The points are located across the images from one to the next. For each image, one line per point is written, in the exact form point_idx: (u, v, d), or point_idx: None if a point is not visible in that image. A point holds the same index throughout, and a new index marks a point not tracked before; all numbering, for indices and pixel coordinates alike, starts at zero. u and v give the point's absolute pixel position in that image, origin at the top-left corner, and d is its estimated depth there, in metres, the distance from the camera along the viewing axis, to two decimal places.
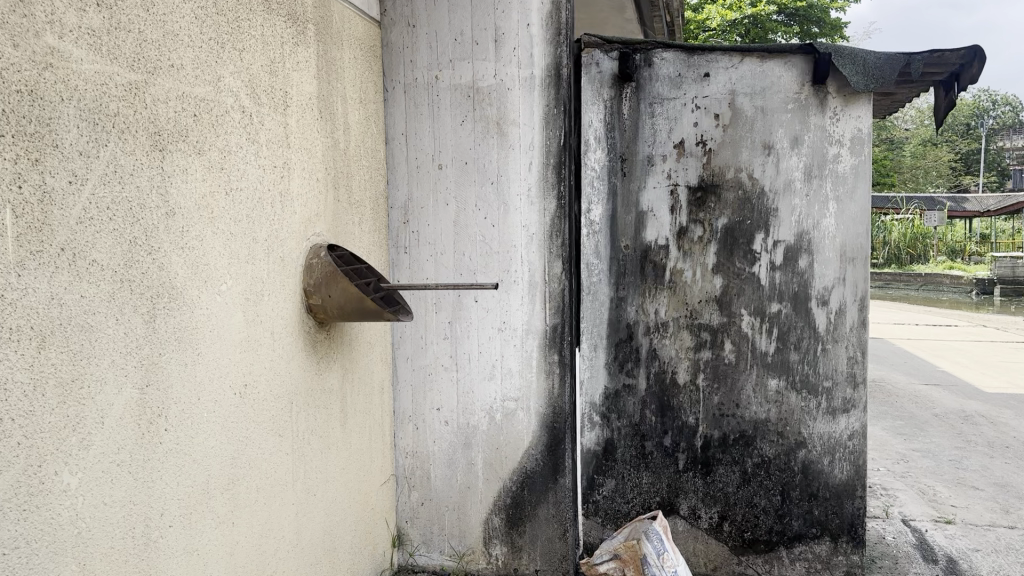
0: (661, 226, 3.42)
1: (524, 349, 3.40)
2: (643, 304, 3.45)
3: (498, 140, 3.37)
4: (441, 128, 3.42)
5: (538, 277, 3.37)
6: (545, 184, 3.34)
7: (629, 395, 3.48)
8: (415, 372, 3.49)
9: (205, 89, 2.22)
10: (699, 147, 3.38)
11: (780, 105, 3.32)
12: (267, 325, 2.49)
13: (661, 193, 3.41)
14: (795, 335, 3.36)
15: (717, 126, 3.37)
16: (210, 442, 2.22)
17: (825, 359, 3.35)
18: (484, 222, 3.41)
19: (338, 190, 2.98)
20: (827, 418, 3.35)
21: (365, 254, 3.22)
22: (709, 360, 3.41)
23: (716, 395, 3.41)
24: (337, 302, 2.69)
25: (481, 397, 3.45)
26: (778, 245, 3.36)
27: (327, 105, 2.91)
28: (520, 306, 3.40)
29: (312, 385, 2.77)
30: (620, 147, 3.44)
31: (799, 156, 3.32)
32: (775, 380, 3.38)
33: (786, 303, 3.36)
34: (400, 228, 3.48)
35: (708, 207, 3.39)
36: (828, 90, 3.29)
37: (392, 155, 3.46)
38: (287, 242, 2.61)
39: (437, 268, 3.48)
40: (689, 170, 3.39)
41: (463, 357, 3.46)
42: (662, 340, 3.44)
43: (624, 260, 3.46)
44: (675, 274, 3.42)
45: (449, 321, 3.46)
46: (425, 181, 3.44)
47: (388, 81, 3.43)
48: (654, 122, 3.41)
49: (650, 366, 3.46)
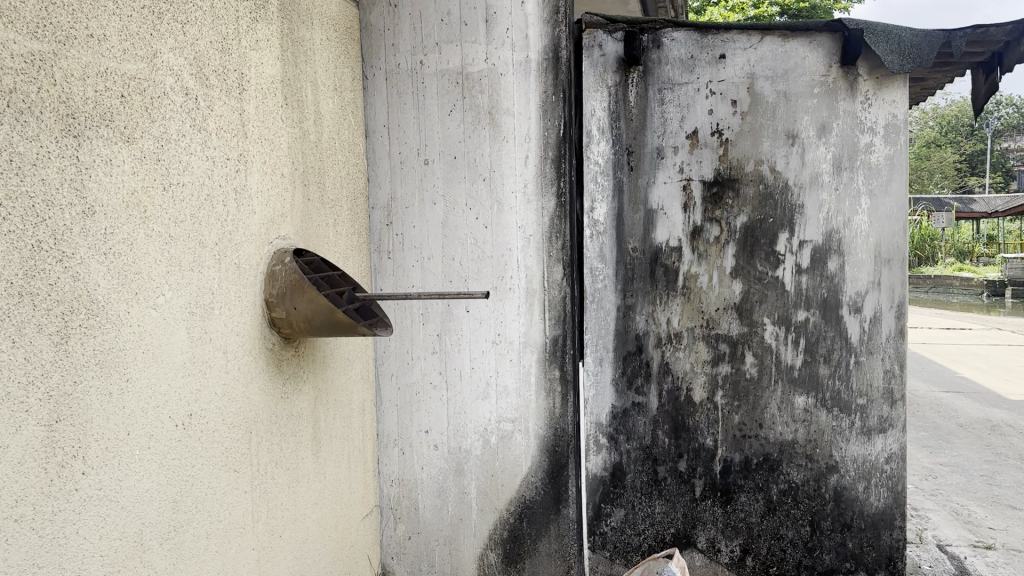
0: (673, 226, 3.07)
1: (521, 364, 3.05)
2: (653, 313, 3.09)
3: (490, 131, 3.02)
4: (426, 119, 3.08)
5: (536, 283, 3.03)
6: (543, 179, 3.00)
7: (640, 414, 3.13)
8: (400, 391, 3.13)
9: (137, 65, 1.87)
10: (715, 137, 3.03)
11: (805, 89, 2.97)
12: (218, 343, 2.15)
13: (673, 189, 3.06)
14: (824, 346, 3.00)
15: (734, 114, 3.01)
16: (145, 484, 1.87)
17: (858, 372, 2.99)
18: (476, 223, 3.06)
19: (308, 187, 2.63)
20: (861, 439, 3.00)
21: (342, 261, 2.87)
22: (728, 375, 3.05)
23: (736, 414, 3.05)
24: (304, 315, 2.33)
25: (474, 418, 3.10)
26: (805, 246, 3.00)
27: (294, 92, 2.56)
28: (517, 317, 3.05)
29: (277, 410, 2.42)
30: (626, 139, 3.08)
31: (825, 145, 2.97)
32: (803, 397, 3.02)
33: (815, 311, 3.00)
34: (383, 230, 3.13)
35: (725, 204, 3.03)
36: (858, 71, 2.94)
37: (373, 150, 3.11)
38: (244, 246, 2.26)
39: (424, 275, 3.12)
40: (703, 163, 3.04)
41: (454, 374, 3.10)
42: (675, 352, 3.08)
43: (632, 264, 3.09)
44: (689, 279, 3.06)
45: (437, 334, 3.11)
46: (410, 178, 3.09)
47: (367, 67, 3.08)
48: (663, 111, 3.06)
49: (662, 382, 3.10)
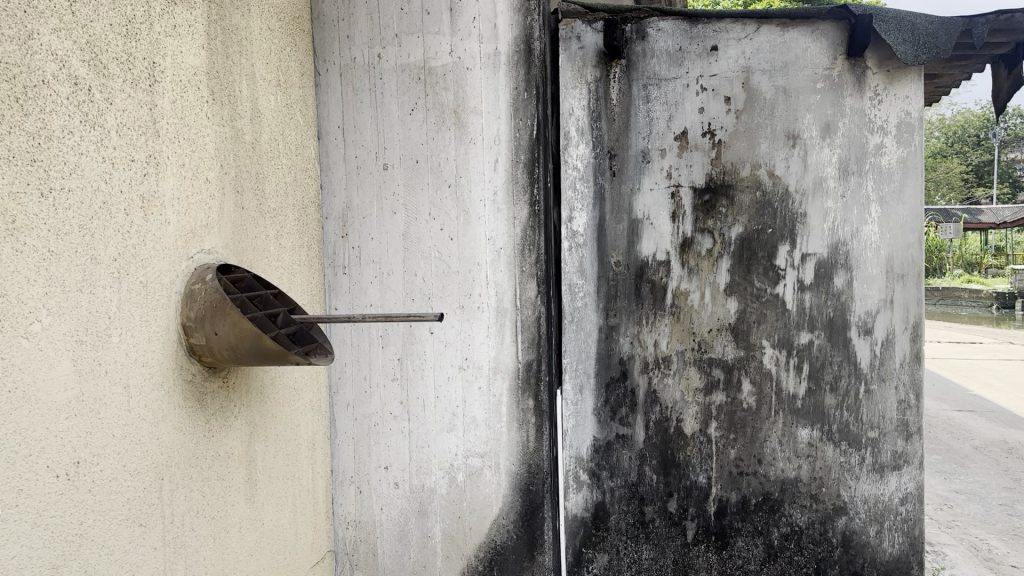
0: (660, 238, 2.72)
1: (490, 393, 2.72)
2: (639, 334, 2.74)
3: (455, 133, 2.71)
4: (385, 120, 2.76)
5: (507, 302, 2.70)
6: (513, 186, 2.69)
7: (624, 448, 2.76)
8: (356, 423, 2.80)
9: (8, 47, 1.51)
10: (707, 138, 2.69)
11: (807, 85, 2.65)
12: (117, 377, 1.83)
13: (660, 196, 2.72)
14: (831, 373, 2.67)
15: (728, 112, 2.68)
16: (11, 551, 1.50)
17: (869, 403, 2.66)
18: (440, 235, 2.74)
19: (242, 194, 2.33)
20: (873, 477, 2.66)
21: (287, 277, 2.56)
22: (723, 406, 2.70)
23: (732, 448, 2.70)
24: (226, 342, 2.02)
25: (438, 453, 2.76)
26: (808, 259, 2.66)
27: (224, 86, 2.26)
28: (485, 339, 2.72)
29: (198, 450, 2.11)
30: (607, 140, 2.73)
31: (830, 147, 2.65)
32: (807, 430, 2.68)
33: (820, 332, 2.67)
34: (338, 243, 2.81)
35: (718, 213, 2.69)
36: (866, 64, 2.62)
37: (327, 154, 2.79)
38: (152, 262, 1.96)
39: (383, 292, 2.80)
40: (694, 167, 2.70)
41: (416, 403, 2.76)
42: (664, 379, 2.73)
43: (615, 281, 2.74)
44: (678, 297, 2.72)
45: (398, 358, 2.77)
46: (367, 184, 2.78)
47: (319, 62, 2.78)
48: (649, 109, 2.71)
49: (649, 412, 2.74)
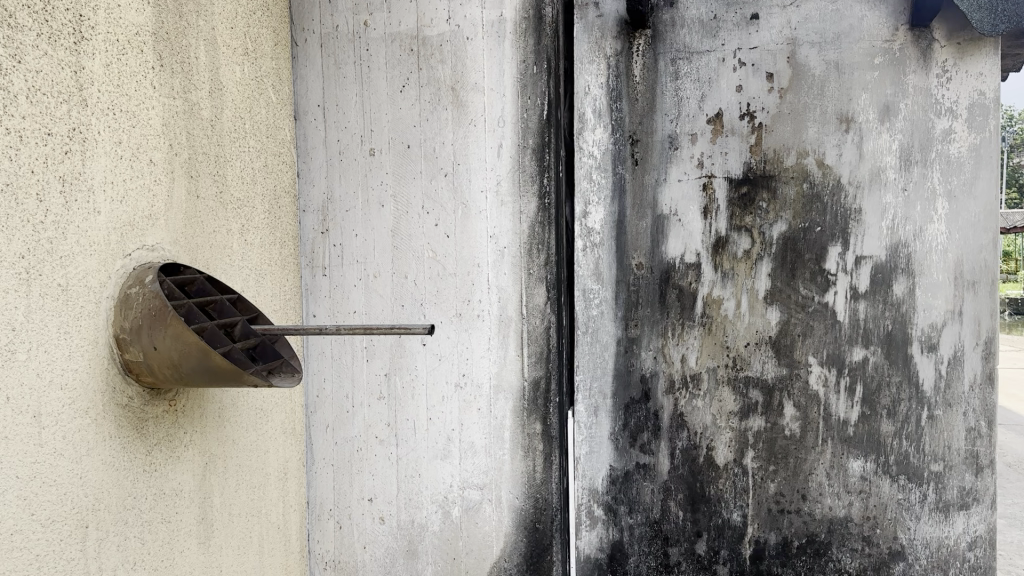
0: (690, 236, 2.34)
1: (492, 415, 2.35)
2: (664, 348, 2.36)
3: (453, 113, 2.33)
4: (371, 98, 2.39)
5: (511, 310, 2.33)
6: (519, 175, 2.31)
7: (646, 480, 2.39)
8: (337, 448, 2.43)
9: None
10: (745, 121, 2.31)
11: (863, 59, 2.26)
12: (27, 403, 1.43)
13: (690, 188, 2.34)
14: (888, 397, 2.29)
15: (770, 91, 2.30)
16: None
17: (932, 431, 2.28)
18: (434, 231, 2.36)
19: (197, 179, 1.96)
20: (937, 518, 2.28)
21: (254, 279, 2.19)
22: (762, 432, 2.32)
23: (772, 482, 2.32)
24: (167, 358, 1.66)
25: (430, 484, 2.38)
26: (863, 263, 2.28)
27: (174, 50, 1.88)
28: (486, 352, 2.34)
29: (135, 489, 1.74)
30: (629, 123, 2.35)
31: (889, 132, 2.27)
32: (860, 462, 2.30)
33: (875, 348, 2.29)
34: (317, 239, 2.44)
35: (758, 208, 2.31)
36: (932, 35, 2.23)
37: (305, 137, 2.42)
38: (74, 259, 1.57)
39: (368, 297, 2.42)
40: (729, 155, 2.32)
41: (405, 425, 2.39)
42: (692, 401, 2.35)
43: (636, 286, 2.36)
44: (710, 305, 2.34)
45: (385, 373, 2.39)
46: (351, 172, 2.41)
47: (297, 31, 2.42)
48: (677, 87, 2.33)
49: (674, 438, 2.37)
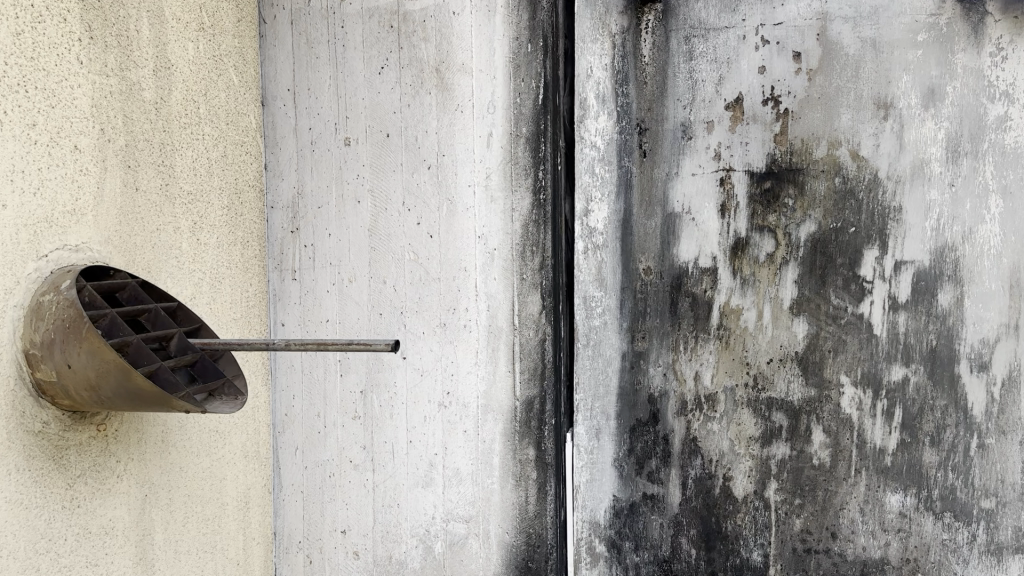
0: (705, 238, 2.06)
1: (479, 439, 2.07)
2: (675, 364, 2.08)
3: (437, 97, 2.05)
4: (346, 81, 2.13)
5: (502, 320, 2.05)
6: (512, 168, 2.03)
7: (654, 514, 2.11)
8: (307, 472, 2.20)
9: None
10: (769, 106, 2.02)
11: (905, 36, 1.97)
12: None
13: (706, 183, 2.06)
14: (931, 422, 2.00)
15: (797, 73, 2.01)
16: None
17: (983, 462, 1.98)
18: (416, 230, 2.09)
19: (137, 169, 1.72)
20: (988, 562, 1.99)
21: (206, 285, 1.94)
22: (786, 461, 2.04)
23: (798, 518, 2.05)
24: (84, 379, 1.40)
25: (410, 516, 2.13)
26: (903, 269, 2.00)
27: (108, 20, 1.62)
28: (473, 368, 2.07)
29: (51, 529, 1.48)
30: (636, 110, 2.08)
31: (934, 119, 1.97)
32: (898, 497, 2.02)
33: (917, 366, 2.00)
34: (287, 239, 2.20)
35: (784, 206, 2.02)
36: (986, 9, 1.94)
37: (273, 125, 2.19)
38: None
39: (342, 304, 2.17)
40: (750, 146, 2.03)
41: (382, 450, 2.13)
42: (707, 425, 2.07)
43: (643, 294, 2.09)
44: (727, 316, 2.05)
45: (361, 390, 2.14)
46: (325, 164, 2.16)
47: (265, 7, 2.17)
48: (692, 68, 2.05)
49: (686, 466, 2.09)
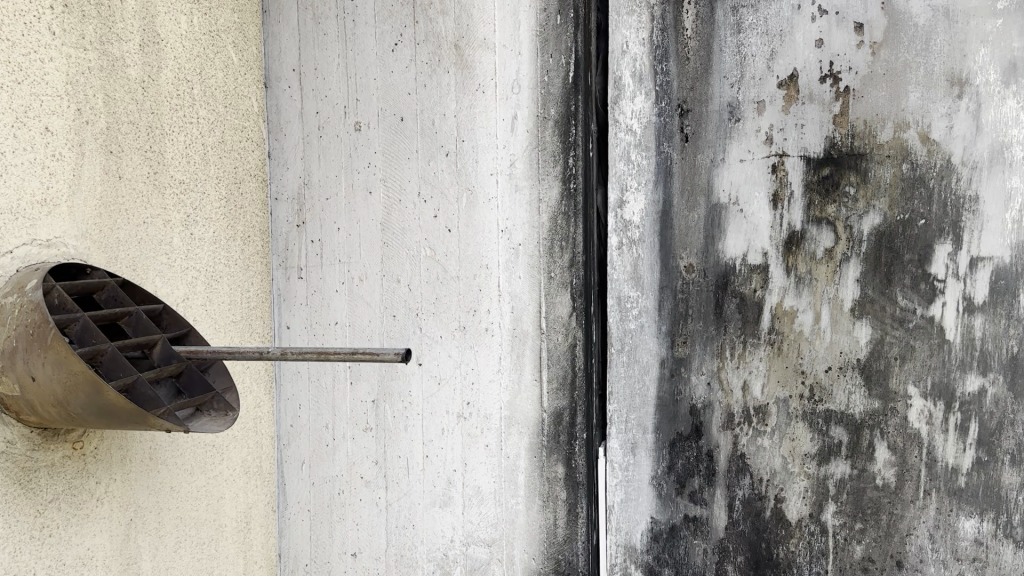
0: (754, 232, 1.84)
1: (502, 454, 1.87)
2: (720, 372, 1.88)
3: (456, 77, 1.85)
4: (357, 60, 1.94)
5: (528, 323, 1.84)
6: (539, 155, 1.82)
7: (697, 538, 1.92)
8: (315, 490, 2.06)
9: None
10: (827, 84, 1.79)
11: (983, 3, 1.68)
12: None
13: (756, 170, 1.83)
14: (1012, 439, 1.73)
15: (859, 46, 1.76)
16: None
17: None
18: (433, 224, 1.90)
19: (121, 156, 1.54)
20: None
21: (194, 284, 1.75)
22: (846, 482, 1.82)
23: (858, 545, 1.83)
24: (50, 393, 1.22)
25: (427, 539, 1.95)
26: (980, 267, 1.73)
27: None
28: (495, 377, 1.86)
29: (14, 564, 1.29)
30: (677, 90, 1.87)
31: (1016, 97, 1.68)
32: (973, 523, 1.76)
33: (995, 376, 1.73)
34: (292, 234, 2.05)
35: (844, 195, 1.79)
36: None
37: (276, 109, 2.04)
38: None
39: (352, 305, 2.00)
40: (806, 128, 1.80)
41: (394, 465, 1.97)
42: (757, 440, 1.87)
43: (685, 294, 1.89)
44: (779, 319, 1.84)
45: (372, 400, 1.98)
46: (332, 153, 1.99)
47: None
48: (740, 42, 1.82)
49: (733, 486, 1.89)
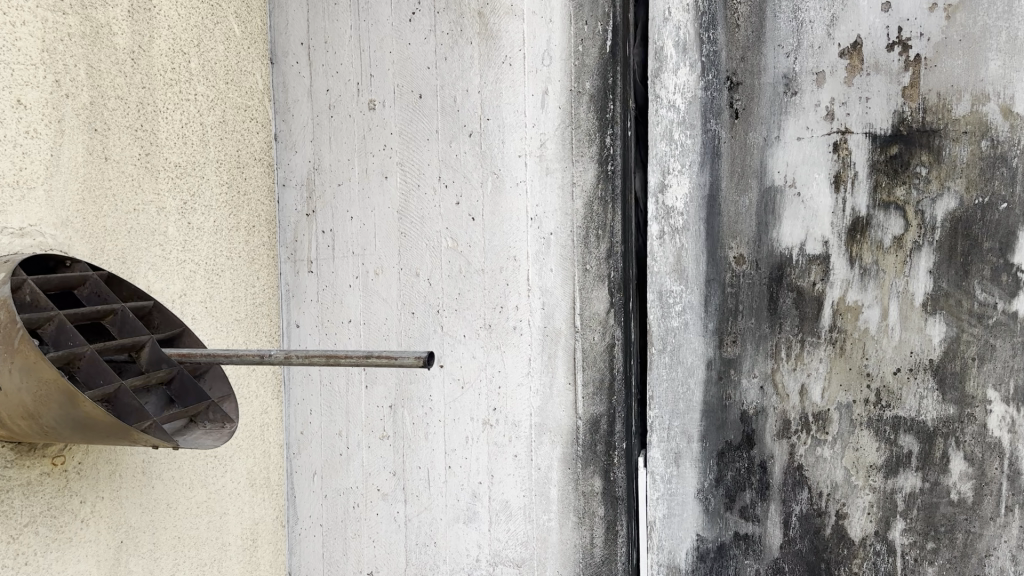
0: (813, 218, 1.65)
1: (532, 465, 1.70)
2: (774, 375, 1.70)
3: (480, 48, 1.66)
4: (370, 31, 1.77)
5: (560, 320, 1.66)
6: (573, 133, 1.62)
7: (748, 558, 1.75)
8: (328, 504, 1.91)
9: None
10: (895, 52, 1.58)
11: None
12: None
13: (814, 149, 1.64)
14: None
15: (932, 9, 1.54)
16: None
17: None
18: (455, 211, 1.72)
19: (107, 134, 1.37)
20: None
21: (190, 279, 1.58)
22: (917, 496, 1.62)
23: (931, 567, 1.63)
24: (19, 404, 1.05)
25: (450, 557, 1.78)
26: None
27: None
28: (524, 380, 1.69)
29: None
30: (726, 61, 1.68)
31: None
32: None
33: None
34: (302, 224, 1.89)
35: (915, 176, 1.58)
36: None
37: (284, 86, 1.89)
38: None
39: (366, 301, 1.83)
40: (872, 102, 1.60)
41: (413, 476, 1.80)
42: (816, 450, 1.68)
43: (734, 288, 1.71)
44: (841, 314, 1.65)
45: (389, 404, 1.81)
46: (344, 134, 1.82)
47: None
48: (797, 6, 1.63)
49: (789, 501, 1.71)
